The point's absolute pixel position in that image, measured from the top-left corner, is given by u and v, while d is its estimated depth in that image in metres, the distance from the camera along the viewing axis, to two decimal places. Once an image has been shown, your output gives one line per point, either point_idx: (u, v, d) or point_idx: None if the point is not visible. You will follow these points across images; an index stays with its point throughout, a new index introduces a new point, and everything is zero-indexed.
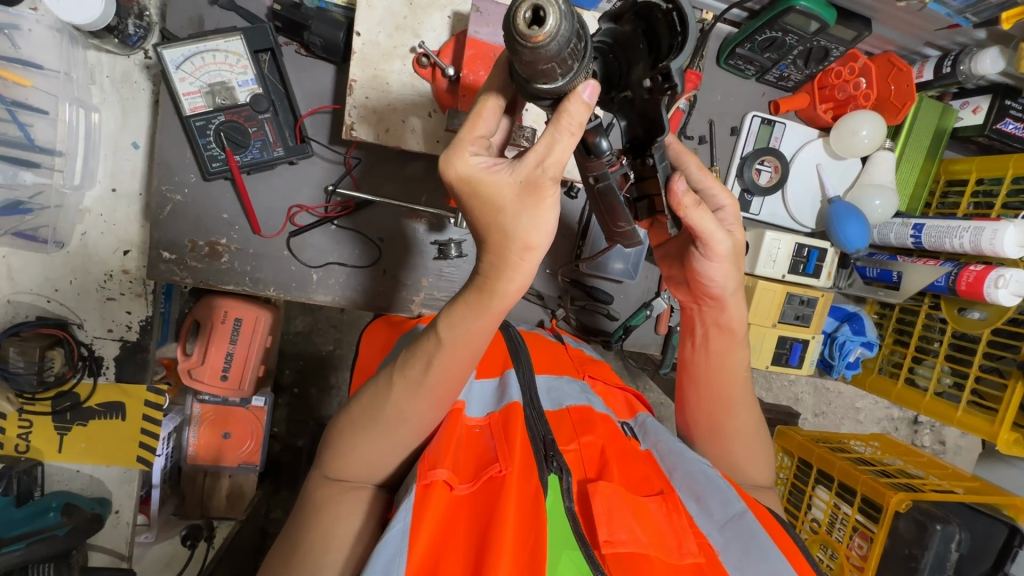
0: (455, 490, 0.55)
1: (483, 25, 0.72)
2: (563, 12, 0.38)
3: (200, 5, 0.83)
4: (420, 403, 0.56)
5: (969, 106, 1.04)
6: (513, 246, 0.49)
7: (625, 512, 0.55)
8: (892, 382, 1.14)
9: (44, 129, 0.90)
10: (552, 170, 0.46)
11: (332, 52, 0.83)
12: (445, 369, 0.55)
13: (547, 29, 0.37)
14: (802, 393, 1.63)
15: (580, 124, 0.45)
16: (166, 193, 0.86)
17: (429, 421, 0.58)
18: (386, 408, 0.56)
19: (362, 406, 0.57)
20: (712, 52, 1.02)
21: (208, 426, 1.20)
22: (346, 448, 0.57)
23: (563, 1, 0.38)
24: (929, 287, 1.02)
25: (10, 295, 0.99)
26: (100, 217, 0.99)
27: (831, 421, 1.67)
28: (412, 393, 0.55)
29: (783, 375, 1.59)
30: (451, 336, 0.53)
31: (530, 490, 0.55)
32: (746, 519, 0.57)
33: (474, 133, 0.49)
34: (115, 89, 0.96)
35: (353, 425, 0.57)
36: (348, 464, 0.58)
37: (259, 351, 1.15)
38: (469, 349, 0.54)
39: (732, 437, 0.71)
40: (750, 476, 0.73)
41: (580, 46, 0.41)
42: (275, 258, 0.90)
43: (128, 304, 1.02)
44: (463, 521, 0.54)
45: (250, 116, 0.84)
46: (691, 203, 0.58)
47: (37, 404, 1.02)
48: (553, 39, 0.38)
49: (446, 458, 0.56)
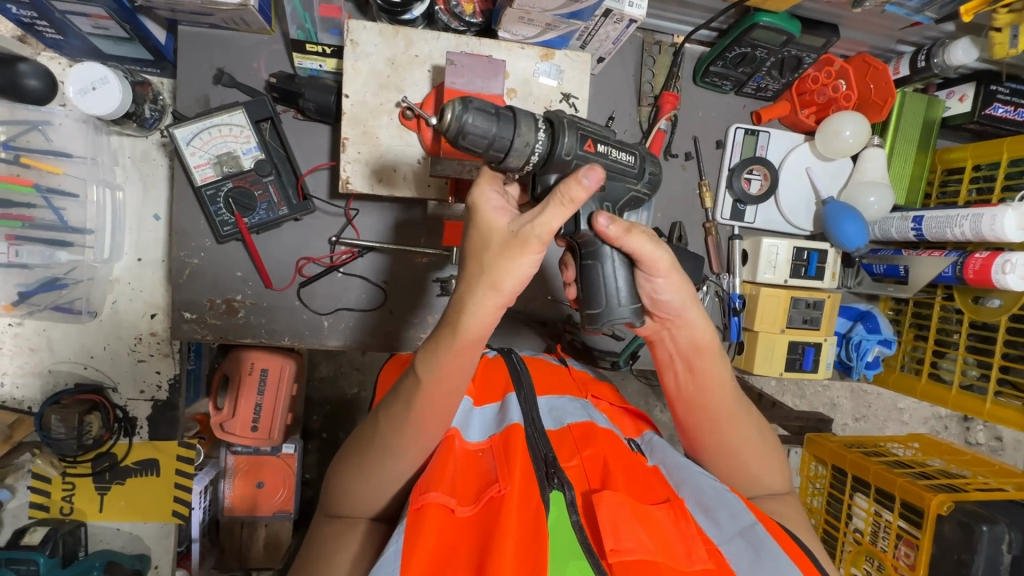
0: (456, 512, 0.57)
1: (458, 76, 0.78)
2: (461, 110, 0.52)
3: (205, 85, 0.90)
4: (407, 434, 0.59)
5: (955, 95, 1.05)
6: (482, 282, 0.53)
7: (631, 521, 0.55)
8: (915, 379, 1.11)
9: (76, 211, 0.99)
10: (541, 231, 0.51)
11: (325, 113, 0.89)
12: (425, 404, 0.58)
13: (445, 119, 0.52)
14: (839, 398, 1.59)
15: (574, 198, 0.52)
16: (185, 258, 0.92)
17: (417, 452, 0.61)
18: (373, 443, 0.60)
19: (354, 440, 0.63)
20: (688, 72, 1.05)
21: (242, 478, 1.25)
22: (344, 483, 0.61)
23: (464, 103, 0.53)
24: (938, 278, 1.00)
25: (51, 365, 1.06)
26: (128, 285, 1.06)
27: (874, 424, 1.62)
28: (397, 428, 0.59)
29: (816, 381, 1.56)
30: (427, 372, 0.57)
31: (533, 506, 0.56)
32: (756, 530, 0.57)
33: (489, 176, 0.58)
34: (135, 167, 1.04)
35: (345, 464, 0.62)
36: (345, 497, 0.61)
37: (286, 401, 1.19)
38: (444, 379, 0.57)
39: (740, 448, 0.70)
40: (764, 485, 0.71)
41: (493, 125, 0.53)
42: (288, 309, 0.96)
43: (157, 364, 1.08)
44: (467, 542, 0.55)
45: (255, 181, 0.90)
46: (626, 232, 0.60)
47: (78, 467, 1.07)
48: (450, 128, 0.53)
49: (439, 484, 0.58)
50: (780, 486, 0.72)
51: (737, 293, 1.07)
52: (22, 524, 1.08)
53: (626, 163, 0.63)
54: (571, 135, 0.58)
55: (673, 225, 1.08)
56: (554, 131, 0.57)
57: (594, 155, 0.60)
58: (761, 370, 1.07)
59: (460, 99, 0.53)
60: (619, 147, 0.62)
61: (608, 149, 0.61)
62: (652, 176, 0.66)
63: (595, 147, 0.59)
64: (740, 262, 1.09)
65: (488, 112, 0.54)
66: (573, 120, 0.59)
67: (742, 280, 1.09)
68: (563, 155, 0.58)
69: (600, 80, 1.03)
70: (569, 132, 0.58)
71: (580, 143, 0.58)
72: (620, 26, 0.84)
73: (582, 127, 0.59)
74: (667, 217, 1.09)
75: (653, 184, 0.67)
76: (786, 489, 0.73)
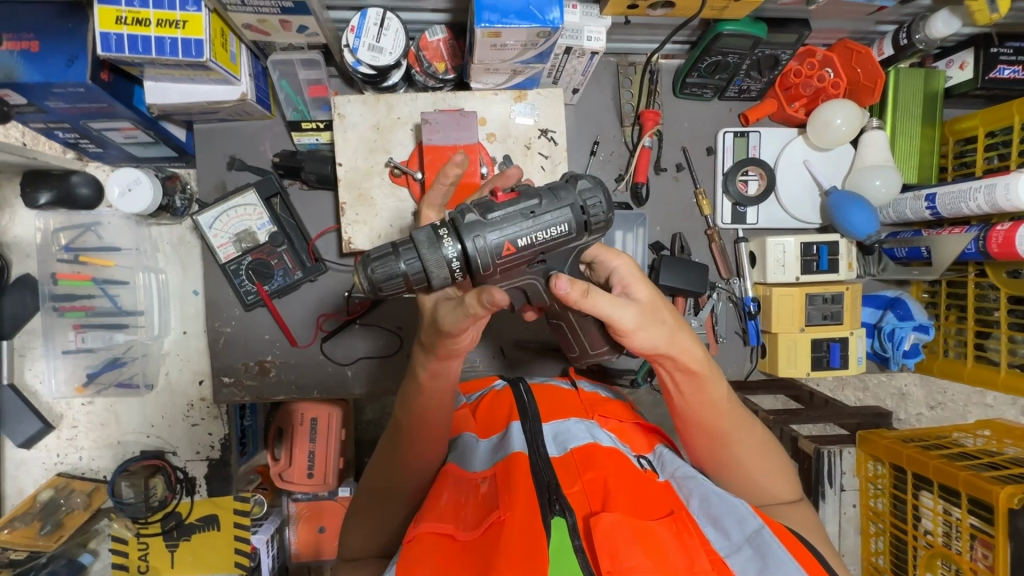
0: (458, 538, 0.61)
1: (434, 132, 0.85)
2: (363, 273, 0.62)
3: (221, 172, 1.00)
4: (398, 473, 0.72)
5: (955, 64, 1.00)
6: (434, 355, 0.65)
7: (630, 538, 0.56)
8: (961, 363, 1.04)
9: (127, 296, 1.12)
10: (454, 329, 0.60)
11: (326, 181, 0.98)
12: (406, 441, 0.70)
13: (357, 284, 0.63)
14: (908, 386, 1.51)
15: (479, 302, 0.57)
16: (219, 327, 1.01)
17: (409, 486, 0.73)
18: (374, 480, 0.73)
19: (363, 481, 0.76)
20: (667, 86, 1.07)
21: (304, 523, 1.31)
22: (358, 521, 0.74)
23: (362, 263, 0.62)
24: (963, 256, 0.95)
25: (120, 437, 1.18)
26: (177, 356, 1.17)
27: (956, 412, 1.51)
28: (389, 465, 0.72)
29: (877, 372, 1.49)
30: (404, 414, 0.70)
31: (532, 529, 0.58)
32: (763, 534, 0.58)
33: None
34: (174, 251, 1.15)
35: (357, 502, 0.75)
36: (358, 533, 0.74)
37: (337, 447, 1.26)
38: (420, 421, 0.69)
39: (743, 455, 0.71)
40: (768, 492, 0.71)
41: (399, 271, 0.61)
42: (313, 363, 1.03)
43: (209, 426, 1.19)
44: (466, 565, 0.57)
45: (271, 251, 0.99)
46: (583, 296, 0.58)
47: (149, 527, 1.16)
48: (364, 290, 0.63)
49: (435, 518, 0.63)
50: (786, 493, 0.72)
51: (749, 297, 1.06)
52: None
53: (560, 231, 0.62)
54: (481, 245, 0.60)
55: (674, 237, 1.09)
56: (463, 248, 0.61)
57: (517, 252, 0.61)
58: (786, 371, 1.04)
59: (361, 263, 0.62)
60: (546, 223, 0.61)
61: (531, 237, 0.61)
62: (596, 224, 0.64)
63: (514, 247, 0.61)
64: (749, 265, 1.07)
65: (384, 263, 0.61)
66: (482, 226, 0.60)
67: (753, 282, 1.08)
68: (473, 262, 0.61)
69: (580, 109, 1.06)
70: (479, 246, 0.60)
71: (493, 250, 0.60)
72: (585, 59, 0.88)
73: (493, 228, 0.60)
74: (666, 230, 1.09)
75: (602, 227, 0.66)
76: (794, 495, 0.72)
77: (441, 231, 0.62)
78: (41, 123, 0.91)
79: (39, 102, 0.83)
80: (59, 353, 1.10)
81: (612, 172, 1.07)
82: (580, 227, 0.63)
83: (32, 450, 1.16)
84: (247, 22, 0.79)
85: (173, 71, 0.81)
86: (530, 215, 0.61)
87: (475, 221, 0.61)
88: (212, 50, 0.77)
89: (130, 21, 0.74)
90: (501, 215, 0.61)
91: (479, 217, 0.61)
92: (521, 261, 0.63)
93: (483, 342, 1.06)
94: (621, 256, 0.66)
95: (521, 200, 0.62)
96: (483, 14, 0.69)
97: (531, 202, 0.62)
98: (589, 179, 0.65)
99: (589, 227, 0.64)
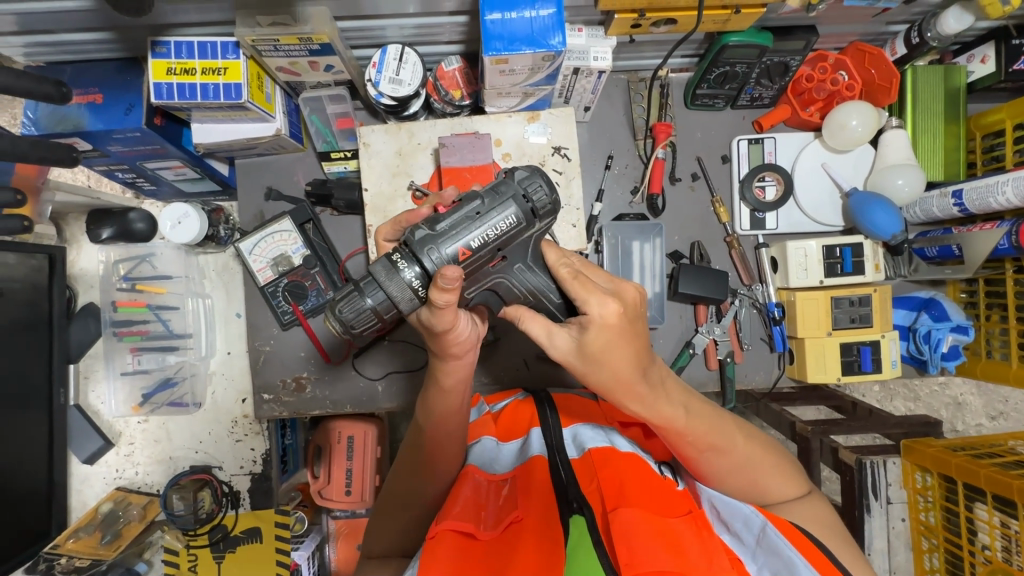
0: (480, 535, 0.63)
1: (451, 154, 0.90)
2: (335, 317, 0.66)
3: (259, 203, 1.08)
4: (418, 475, 0.75)
5: (976, 58, 0.99)
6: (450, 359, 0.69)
7: (647, 534, 0.57)
8: (1005, 365, 0.99)
9: (178, 320, 1.20)
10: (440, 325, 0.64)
11: (355, 206, 1.05)
12: (426, 444, 0.74)
13: (337, 327, 0.67)
14: (965, 396, 1.43)
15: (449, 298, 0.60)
16: (260, 346, 1.08)
17: (429, 487, 0.76)
18: (397, 482, 0.77)
19: (385, 485, 0.79)
20: (678, 98, 1.09)
21: (343, 541, 1.37)
22: (381, 520, 0.78)
23: (332, 309, 0.66)
24: (996, 252, 0.93)
25: (171, 453, 1.26)
26: (222, 376, 1.25)
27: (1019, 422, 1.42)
28: (409, 466, 0.76)
29: (928, 380, 1.43)
30: (424, 419, 0.74)
31: (552, 527, 0.61)
32: (769, 532, 0.61)
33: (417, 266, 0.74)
34: (219, 277, 1.24)
35: (382, 503, 0.79)
36: (380, 531, 0.77)
37: (372, 463, 1.30)
38: (440, 424, 0.73)
39: (730, 474, 0.70)
40: (775, 493, 0.71)
41: (367, 307, 0.64)
42: (346, 379, 1.08)
43: (251, 442, 1.26)
44: (489, 559, 0.60)
45: (305, 273, 1.06)
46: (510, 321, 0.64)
47: (198, 538, 1.20)
48: (345, 331, 0.67)
49: (458, 514, 0.65)
50: (797, 489, 0.72)
51: (773, 301, 1.05)
52: None
53: (510, 224, 0.63)
54: (435, 257, 0.62)
55: (692, 245, 1.09)
56: (423, 264, 0.62)
57: (474, 254, 0.63)
58: (816, 377, 1.02)
59: (331, 310, 0.66)
60: (494, 220, 0.62)
61: (483, 236, 0.62)
62: (541, 207, 0.65)
63: (468, 250, 0.62)
64: (771, 270, 1.07)
65: (351, 302, 0.65)
66: (433, 240, 0.62)
67: (777, 287, 1.07)
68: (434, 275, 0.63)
69: (593, 126, 1.10)
70: (436, 259, 0.62)
71: (451, 259, 0.62)
72: (593, 78, 0.91)
73: (444, 240, 0.62)
74: (684, 239, 1.10)
75: (551, 208, 0.66)
76: (805, 489, 0.72)
77: (396, 257, 0.64)
78: (104, 165, 1.01)
79: (102, 147, 0.93)
80: (118, 374, 1.20)
81: (628, 184, 1.10)
82: (528, 215, 0.64)
83: (94, 466, 1.25)
84: (280, 65, 0.87)
85: (217, 112, 0.90)
86: (478, 215, 0.62)
87: (424, 237, 0.62)
88: (249, 92, 0.85)
89: (179, 71, 0.83)
90: (448, 225, 0.62)
91: (423, 230, 0.63)
92: (481, 262, 0.64)
93: (507, 355, 1.09)
94: (593, 305, 0.60)
95: (462, 205, 0.63)
96: (491, 43, 0.74)
97: (474, 205, 0.63)
98: (525, 168, 0.65)
99: (537, 210, 0.64)
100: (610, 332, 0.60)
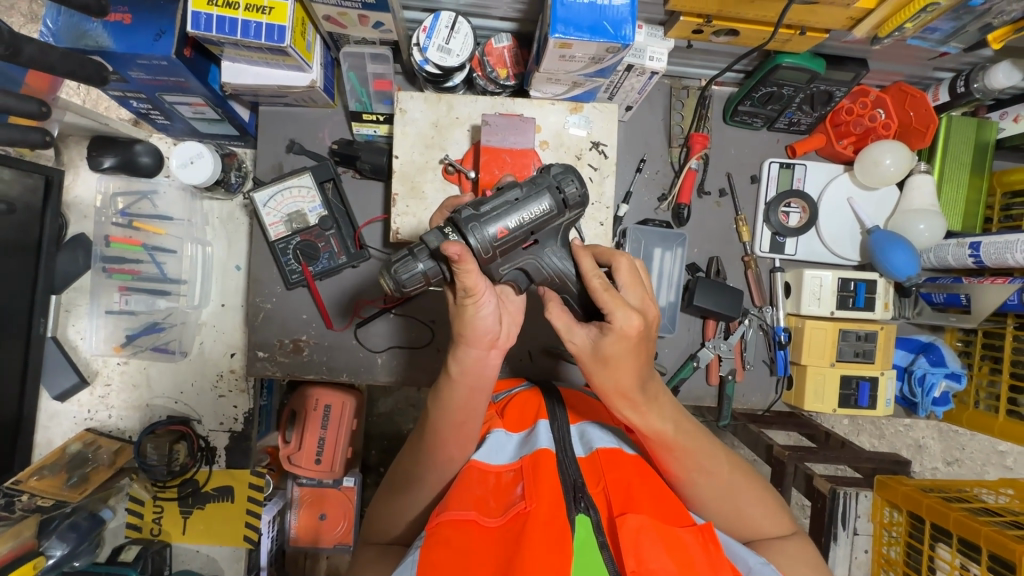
0: (483, 523, 0.62)
1: (492, 134, 0.87)
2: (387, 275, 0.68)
3: (279, 154, 1.04)
4: (421, 463, 0.74)
5: (1009, 116, 1.01)
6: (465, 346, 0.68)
7: (653, 543, 0.58)
8: (992, 416, 1.02)
9: (173, 264, 1.15)
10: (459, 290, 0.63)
11: (379, 172, 1.02)
12: (435, 432, 0.72)
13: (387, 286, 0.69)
14: (925, 439, 1.48)
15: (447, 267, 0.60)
16: (260, 303, 1.04)
17: (436, 477, 0.75)
18: (402, 469, 0.76)
19: (391, 471, 0.78)
20: (718, 112, 1.09)
21: (305, 508, 1.33)
22: (384, 507, 0.77)
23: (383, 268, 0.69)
24: (1003, 307, 0.94)
25: (148, 400, 1.21)
26: (213, 327, 1.20)
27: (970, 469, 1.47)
28: (416, 454, 0.74)
29: (894, 420, 1.47)
30: (434, 407, 0.72)
31: (558, 522, 0.59)
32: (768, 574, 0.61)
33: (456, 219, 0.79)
34: (222, 225, 1.19)
35: (386, 489, 0.77)
36: (380, 518, 0.77)
37: (346, 435, 1.28)
38: (454, 418, 0.72)
39: (716, 499, 0.72)
40: (758, 524, 0.73)
41: (418, 270, 0.67)
42: (345, 347, 1.05)
43: (235, 399, 1.21)
44: (491, 551, 0.59)
45: (319, 234, 1.02)
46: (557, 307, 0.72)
47: (167, 491, 1.20)
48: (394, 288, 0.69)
49: (460, 505, 0.64)
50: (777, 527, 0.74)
51: (781, 326, 1.06)
52: (119, 542, 1.22)
53: (546, 210, 0.68)
54: (481, 235, 0.65)
55: (710, 260, 1.10)
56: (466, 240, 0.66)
57: (511, 234, 0.67)
58: (812, 405, 1.04)
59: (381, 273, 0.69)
60: (531, 206, 0.67)
61: (521, 219, 0.67)
62: (572, 198, 0.70)
63: (507, 229, 0.66)
64: (784, 294, 1.08)
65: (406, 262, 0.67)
66: (478, 219, 0.65)
67: (786, 313, 1.08)
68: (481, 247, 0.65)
69: (631, 126, 1.08)
70: (481, 238, 0.65)
71: (492, 239, 0.66)
72: (644, 78, 0.90)
73: (487, 219, 0.66)
74: (703, 252, 1.10)
75: (581, 202, 0.71)
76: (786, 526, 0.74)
77: (445, 230, 0.67)
78: (119, 91, 0.96)
79: (123, 72, 0.87)
80: (102, 312, 1.14)
81: (656, 190, 1.09)
82: (560, 205, 0.69)
83: (65, 403, 1.19)
84: (327, 14, 0.83)
85: (253, 53, 0.85)
86: (517, 202, 0.67)
87: (470, 216, 0.66)
88: (292, 37, 0.81)
89: (221, 3, 0.78)
90: (491, 208, 0.66)
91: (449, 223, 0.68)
92: (517, 241, 0.68)
93: (513, 346, 1.08)
94: (617, 317, 0.63)
95: (505, 191, 0.67)
96: (556, 25, 0.72)
97: (513, 193, 0.68)
98: (560, 165, 0.71)
99: (572, 201, 0.70)
100: (626, 344, 0.64)
